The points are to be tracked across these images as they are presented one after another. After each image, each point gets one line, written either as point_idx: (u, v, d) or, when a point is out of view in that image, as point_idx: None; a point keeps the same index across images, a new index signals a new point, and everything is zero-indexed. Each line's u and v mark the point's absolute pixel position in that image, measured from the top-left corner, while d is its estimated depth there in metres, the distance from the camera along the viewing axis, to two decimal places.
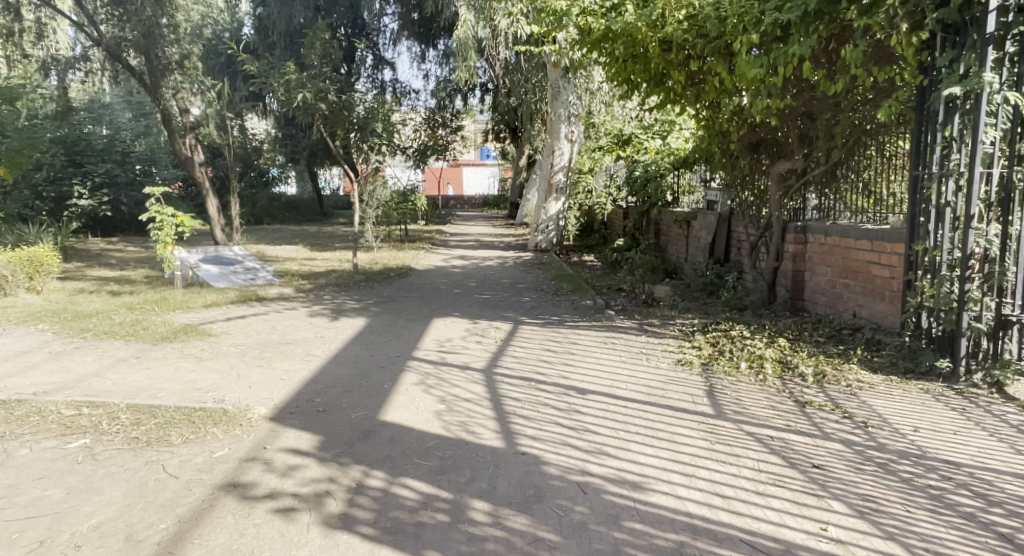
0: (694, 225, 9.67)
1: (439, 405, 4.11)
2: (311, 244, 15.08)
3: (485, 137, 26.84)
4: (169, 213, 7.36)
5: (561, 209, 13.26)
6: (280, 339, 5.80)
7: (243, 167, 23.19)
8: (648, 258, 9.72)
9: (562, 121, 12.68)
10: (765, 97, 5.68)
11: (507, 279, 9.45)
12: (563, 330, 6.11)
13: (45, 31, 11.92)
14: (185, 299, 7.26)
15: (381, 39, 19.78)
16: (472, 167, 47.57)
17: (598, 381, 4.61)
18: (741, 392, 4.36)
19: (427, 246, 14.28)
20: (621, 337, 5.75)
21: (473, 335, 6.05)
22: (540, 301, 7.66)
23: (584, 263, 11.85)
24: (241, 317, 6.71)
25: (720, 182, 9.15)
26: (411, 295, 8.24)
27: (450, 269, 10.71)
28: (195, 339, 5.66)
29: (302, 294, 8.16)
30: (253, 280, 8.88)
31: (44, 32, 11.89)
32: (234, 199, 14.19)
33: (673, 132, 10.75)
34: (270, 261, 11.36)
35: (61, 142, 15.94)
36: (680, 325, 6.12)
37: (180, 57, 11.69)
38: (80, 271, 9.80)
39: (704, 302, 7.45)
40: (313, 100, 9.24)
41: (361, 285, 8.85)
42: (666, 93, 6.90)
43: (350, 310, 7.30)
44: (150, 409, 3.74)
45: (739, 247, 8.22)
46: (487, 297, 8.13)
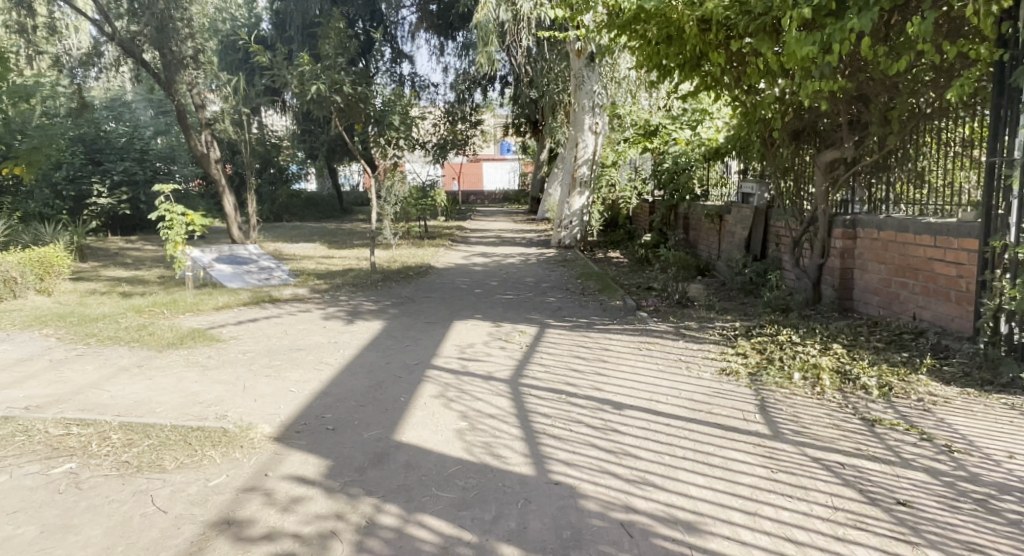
0: (727, 220, 9.15)
1: (461, 423, 3.72)
2: (329, 241, 14.82)
3: (506, 132, 26.42)
4: (179, 211, 7.09)
5: (585, 204, 12.73)
6: (291, 345, 5.45)
7: (262, 164, 23.07)
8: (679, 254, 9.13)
9: (585, 111, 12.07)
10: (816, 80, 5.11)
11: (530, 278, 9.03)
12: (592, 335, 5.67)
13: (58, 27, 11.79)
14: (196, 301, 6.97)
15: (400, 32, 19.45)
16: (492, 162, 47.12)
17: (635, 395, 4.16)
18: (798, 408, 3.88)
19: (446, 243, 13.90)
20: (657, 342, 5.29)
21: (496, 339, 5.65)
22: (567, 301, 7.23)
23: (610, 260, 11.38)
24: (253, 321, 6.39)
25: (756, 173, 8.64)
26: (430, 295, 7.87)
27: (471, 268, 10.32)
28: (202, 345, 5.34)
29: (318, 295, 7.84)
30: (268, 280, 8.60)
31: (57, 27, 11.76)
32: (251, 197, 13.99)
33: (705, 123, 10.15)
34: (286, 260, 11.11)
35: (80, 140, 15.93)
36: (720, 328, 5.63)
37: (194, 52, 11.47)
38: (95, 271, 9.63)
39: (742, 302, 6.93)
40: (327, 92, 8.89)
41: (379, 285, 8.50)
42: (701, 77, 6.40)
43: (367, 312, 6.95)
44: (144, 429, 3.38)
45: (779, 243, 7.67)
46: (510, 297, 7.72)
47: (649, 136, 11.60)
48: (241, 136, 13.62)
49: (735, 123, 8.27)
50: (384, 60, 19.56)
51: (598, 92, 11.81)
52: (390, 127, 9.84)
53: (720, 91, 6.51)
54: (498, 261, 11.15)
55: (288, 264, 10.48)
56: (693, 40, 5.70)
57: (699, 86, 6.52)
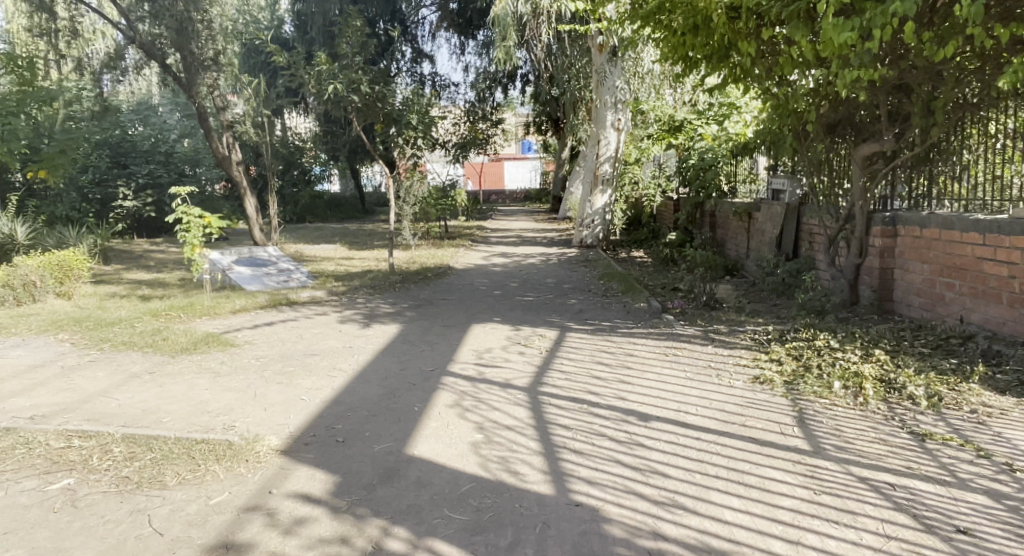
0: (757, 217, 8.80)
1: (477, 435, 3.51)
2: (349, 242, 14.78)
3: (527, 130, 26.23)
4: (196, 213, 7.02)
5: (607, 202, 12.44)
6: (305, 350, 5.32)
7: (285, 165, 23.24)
8: (707, 253, 8.82)
9: (607, 108, 11.79)
10: (855, 68, 4.74)
11: (551, 279, 8.80)
12: (615, 339, 5.42)
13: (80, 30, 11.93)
14: (212, 304, 6.92)
15: (420, 32, 19.38)
16: (514, 161, 46.91)
17: (662, 405, 3.91)
18: (840, 421, 3.59)
19: (466, 243, 13.75)
20: (684, 347, 5.02)
21: (515, 344, 5.44)
22: (588, 303, 6.99)
23: (634, 259, 11.10)
24: (269, 324, 6.29)
25: (787, 169, 8.31)
26: (449, 297, 7.70)
27: (491, 268, 10.13)
28: (215, 350, 5.24)
29: (335, 298, 7.73)
30: (286, 282, 8.54)
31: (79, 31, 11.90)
32: (272, 199, 14.02)
33: (732, 118, 9.67)
34: (306, 262, 11.07)
35: (107, 144, 16.20)
36: (751, 332, 5.33)
37: (215, 54, 11.52)
38: (117, 273, 9.71)
39: (774, 304, 6.60)
40: (344, 92, 8.77)
41: (397, 287, 8.35)
42: (729, 68, 6.10)
43: (384, 314, 6.80)
44: (148, 441, 3.25)
45: (813, 241, 7.31)
46: (530, 299, 7.50)
47: (674, 131, 11.25)
48: (262, 137, 13.64)
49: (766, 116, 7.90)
50: (405, 59, 19.47)
51: (620, 87, 11.50)
52: (408, 126, 9.70)
53: (749, 82, 6.21)
54: (518, 262, 10.94)
55: (308, 266, 10.43)
56: (721, 29, 5.40)
57: (726, 77, 6.23)
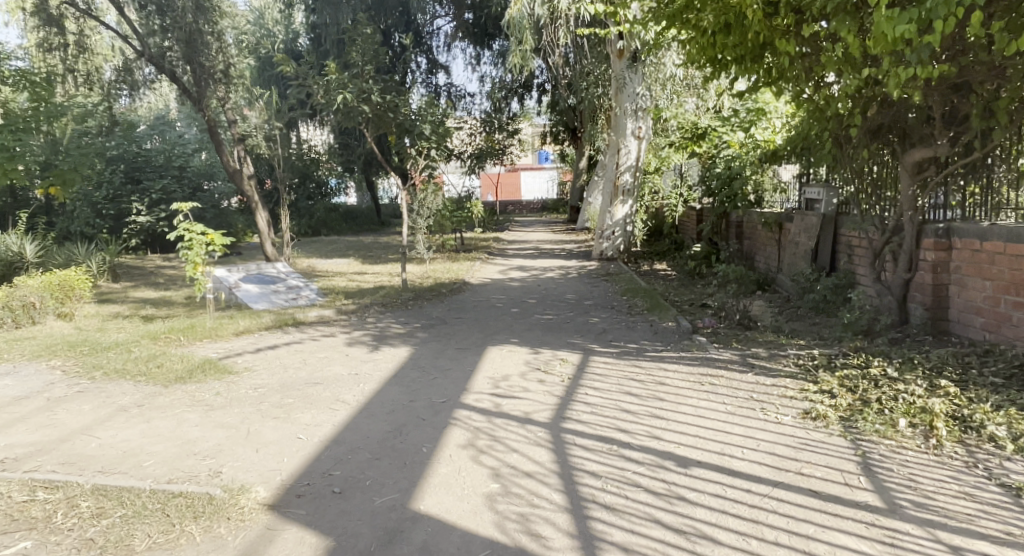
0: (789, 228, 8.29)
1: (492, 486, 3.07)
2: (363, 256, 14.50)
3: (543, 140, 25.95)
4: (199, 231, 6.78)
5: (628, 213, 11.96)
6: (307, 378, 4.93)
7: (300, 178, 23.17)
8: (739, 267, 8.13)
9: (628, 116, 11.29)
10: (911, 65, 4.23)
11: (572, 295, 8.34)
12: (644, 364, 4.95)
13: (87, 44, 11.83)
14: (215, 326, 6.60)
15: (435, 42, 19.19)
16: (531, 171, 46.60)
17: (702, 447, 3.43)
18: (914, 470, 3.08)
19: (482, 256, 13.37)
20: (721, 375, 4.52)
21: (534, 370, 4.99)
22: (612, 322, 6.53)
23: (656, 273, 10.62)
24: (272, 349, 5.93)
25: (821, 177, 7.79)
26: (463, 316, 7.28)
27: (508, 284, 9.71)
28: (212, 379, 4.89)
29: (344, 317, 7.37)
30: (294, 300, 8.24)
31: (86, 44, 11.81)
32: (284, 213, 13.82)
33: (756, 127, 9.47)
34: (318, 278, 10.78)
35: (121, 160, 16.22)
36: (794, 356, 4.80)
37: (225, 66, 11.41)
38: (123, 293, 9.51)
39: (814, 324, 6.07)
40: (353, 101, 8.41)
41: (409, 305, 7.97)
42: (761, 71, 5.65)
43: (393, 336, 6.39)
44: (120, 494, 2.86)
45: (853, 254, 6.78)
46: (550, 317, 7.05)
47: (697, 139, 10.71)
48: (274, 150, 13.45)
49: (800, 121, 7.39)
50: (420, 70, 19.25)
51: (642, 94, 11.01)
52: (421, 136, 9.33)
53: (783, 85, 5.75)
54: (536, 276, 10.50)
55: (318, 282, 10.12)
56: (755, 25, 4.94)
57: (759, 80, 5.77)
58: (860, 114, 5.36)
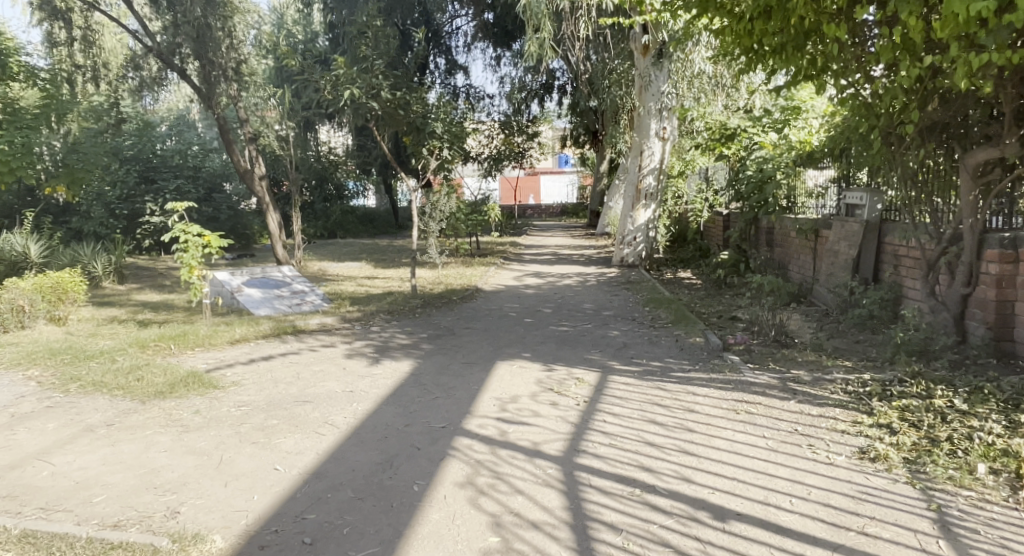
0: (827, 236, 7.67)
1: (489, 539, 2.54)
2: (376, 260, 14.16)
3: (564, 143, 25.48)
4: (195, 232, 6.49)
5: (651, 217, 11.39)
6: (297, 395, 4.50)
7: (317, 180, 23.04)
8: (773, 279, 7.43)
9: (651, 115, 10.79)
10: (982, 49, 3.65)
11: (590, 304, 7.83)
12: (670, 387, 4.40)
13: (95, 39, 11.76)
14: (208, 334, 6.25)
15: (454, 43, 18.85)
16: (551, 175, 46.12)
17: (742, 495, 2.85)
18: (1007, 533, 2.39)
19: (498, 261, 12.93)
20: (756, 402, 3.95)
21: (547, 391, 4.48)
22: (633, 336, 6.00)
23: (680, 281, 10.06)
24: (265, 360, 5.54)
25: (863, 180, 7.19)
26: (473, 326, 6.79)
27: (523, 291, 9.22)
28: (193, 395, 4.50)
29: (347, 325, 6.96)
30: (297, 306, 7.92)
31: (94, 40, 11.74)
32: (296, 214, 13.57)
33: (788, 129, 8.97)
34: (327, 282, 10.42)
35: (135, 160, 16.26)
36: (841, 382, 4.19)
37: (237, 63, 11.29)
38: (126, 296, 9.29)
39: (858, 342, 5.46)
40: (360, 96, 7.99)
41: (416, 313, 7.53)
42: (802, 63, 5.11)
43: (397, 348, 5.94)
44: (51, 544, 2.43)
45: (901, 264, 6.16)
46: (566, 329, 6.54)
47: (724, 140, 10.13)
48: (286, 150, 13.24)
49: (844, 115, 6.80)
50: (438, 71, 18.95)
51: (667, 93, 10.52)
52: (432, 135, 8.88)
53: (824, 77, 5.23)
54: (552, 283, 10.02)
55: (325, 287, 9.78)
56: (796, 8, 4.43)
57: (799, 73, 5.25)
58: (920, 108, 4.73)
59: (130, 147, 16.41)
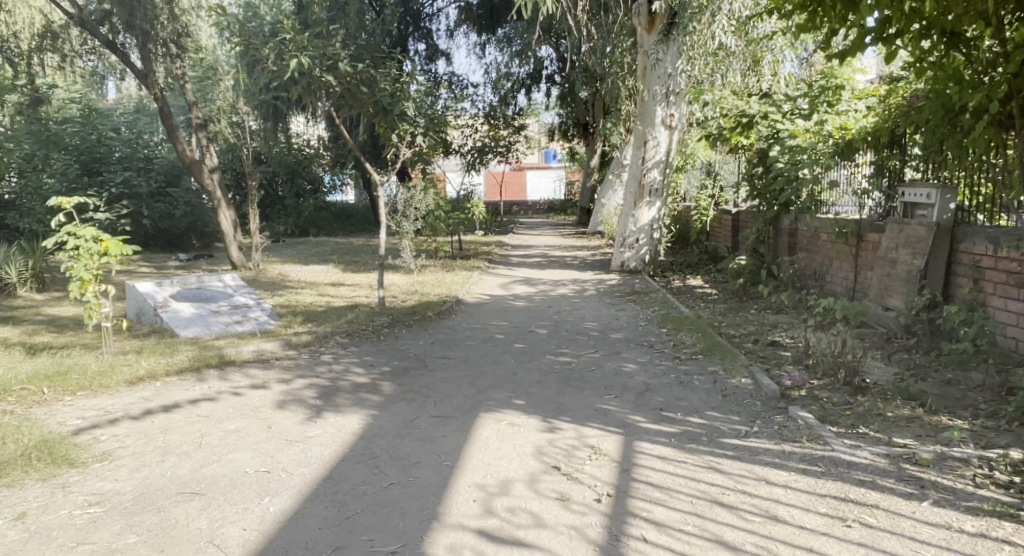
0: (875, 241, 6.45)
1: None
2: (346, 262, 12.71)
3: (552, 137, 24.10)
4: (89, 236, 5.05)
5: (655, 216, 10.01)
6: (185, 482, 3.08)
7: (288, 174, 21.47)
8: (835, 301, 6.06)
9: (656, 100, 9.44)
10: None
11: (593, 324, 6.46)
12: (728, 468, 3.03)
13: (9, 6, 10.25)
14: (102, 370, 4.81)
15: (435, 25, 17.41)
16: (538, 170, 44.70)
17: None
18: None
19: (483, 264, 11.59)
20: (870, 503, 2.59)
21: (551, 474, 3.09)
22: (656, 373, 4.65)
23: (692, 290, 8.80)
24: (166, 413, 4.12)
25: (920, 175, 5.96)
26: (450, 356, 5.40)
27: (510, 304, 7.86)
28: (31, 479, 3.07)
29: (290, 354, 5.54)
30: (236, 325, 6.58)
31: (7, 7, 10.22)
32: (254, 212, 12.10)
33: (813, 117, 7.83)
34: (282, 291, 8.99)
35: (78, 150, 14.68)
36: (984, 464, 2.84)
37: (174, 35, 9.85)
38: (36, 309, 7.80)
39: (951, 384, 4.14)
40: (311, 67, 6.44)
41: (381, 335, 6.13)
42: (893, 7, 3.93)
43: (348, 392, 4.53)
44: None
45: (984, 277, 4.89)
46: (568, 360, 5.17)
47: (742, 129, 8.88)
48: (242, 139, 11.74)
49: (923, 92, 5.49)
50: (418, 56, 17.43)
51: (676, 74, 9.21)
52: (403, 119, 7.33)
53: (914, 26, 4.03)
54: (545, 293, 8.68)
55: (279, 298, 8.34)
56: None
57: (866, 30, 4.25)
58: None
59: (73, 135, 14.77)
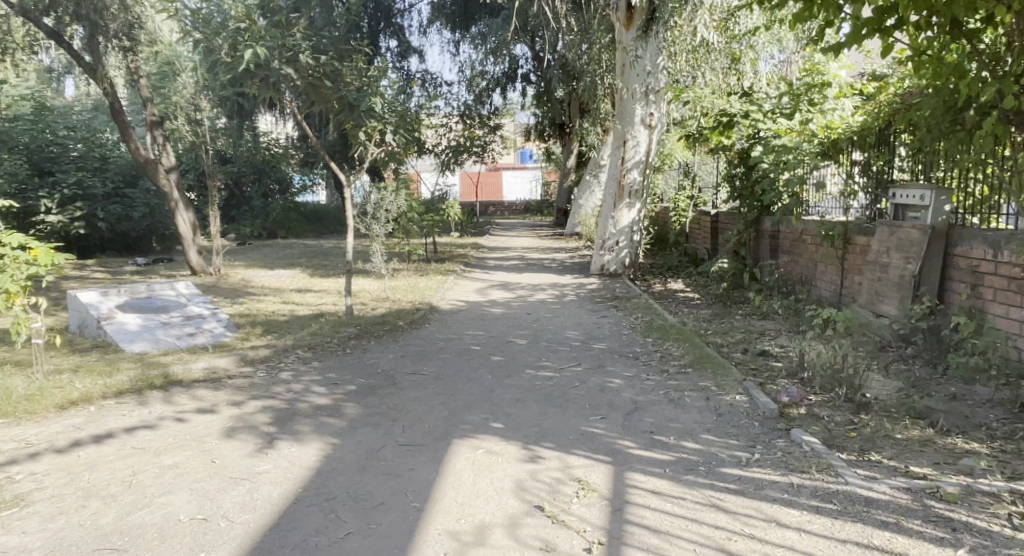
0: (863, 244, 6.23)
1: None
2: (315, 266, 12.18)
3: (528, 137, 23.76)
4: (15, 243, 4.52)
5: (635, 219, 9.69)
6: (104, 535, 2.61)
7: (256, 175, 20.95)
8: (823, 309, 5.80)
9: (635, 99, 9.12)
10: None
11: (574, 333, 6.09)
12: (733, 506, 2.68)
13: None
14: (28, 394, 4.29)
15: (407, 21, 16.91)
16: (514, 170, 44.36)
17: None
18: None
19: (458, 268, 11.18)
20: (898, 550, 2.24)
21: (533, 516, 2.70)
22: (644, 390, 4.31)
23: (674, 295, 8.52)
24: (96, 445, 3.63)
25: (910, 177, 5.76)
26: (421, 372, 4.98)
27: (487, 310, 7.46)
28: None
29: (246, 371, 5.07)
30: (188, 339, 6.07)
31: None
32: (215, 214, 11.49)
33: (796, 116, 7.58)
34: (244, 299, 8.46)
35: (27, 149, 13.87)
36: (1016, 498, 2.55)
37: (126, 26, 9.22)
38: None
39: (956, 399, 3.89)
40: (269, 58, 5.96)
41: (347, 348, 5.69)
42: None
43: (307, 416, 4.08)
44: None
45: (983, 283, 4.67)
46: (549, 375, 4.80)
47: (723, 129, 8.62)
48: (202, 137, 11.11)
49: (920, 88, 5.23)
50: (389, 53, 16.93)
51: (656, 71, 8.93)
52: (371, 115, 6.87)
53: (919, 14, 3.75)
54: (523, 298, 8.31)
55: (240, 307, 7.82)
56: None
57: (862, 21, 3.96)
58: None
59: (21, 133, 13.95)
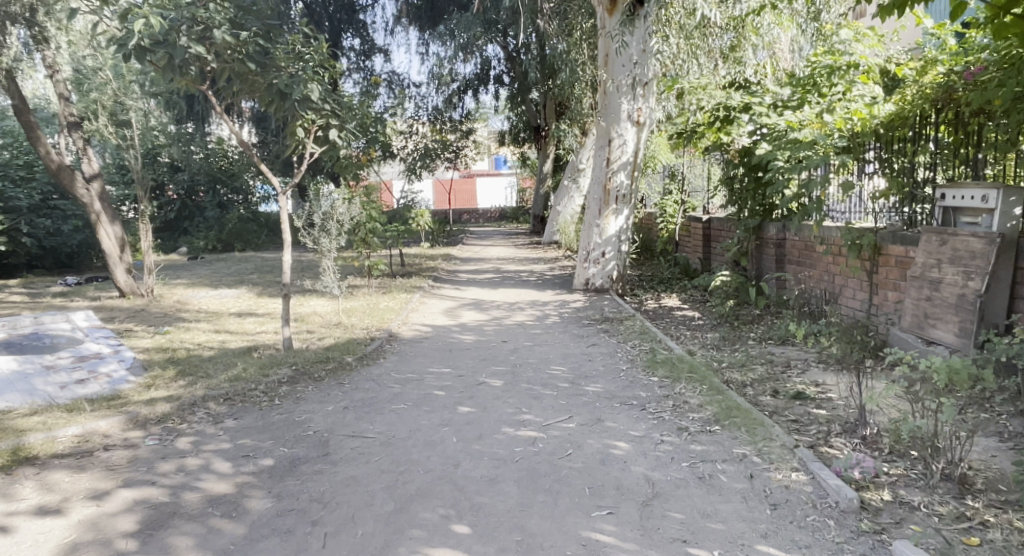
0: (900, 255, 5.24)
1: None
2: (266, 284, 10.87)
3: (502, 142, 22.67)
4: None
5: (623, 226, 8.62)
6: None
7: (209, 183, 19.50)
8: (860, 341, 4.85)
9: (619, 92, 8.08)
10: None
11: (561, 370, 4.96)
12: None
13: None
14: None
15: (371, 18, 15.66)
16: (487, 177, 43.22)
17: None
18: None
19: (426, 283, 10.00)
20: None
21: None
22: (662, 461, 3.20)
23: (671, 314, 7.46)
24: None
25: (960, 177, 4.79)
26: (365, 434, 3.79)
27: (455, 339, 6.30)
28: None
29: (131, 438, 3.82)
30: (78, 385, 4.78)
31: None
32: (147, 228, 10.11)
33: (804, 108, 6.65)
34: (168, 328, 7.16)
35: None
36: None
37: (26, 9, 7.85)
38: None
39: None
40: (171, 33, 4.71)
41: (274, 399, 4.46)
42: None
43: (190, 518, 2.86)
44: None
45: None
46: (532, 437, 3.65)
47: (721, 124, 7.64)
48: (128, 140, 9.76)
49: (988, 62, 4.34)
50: (351, 52, 15.73)
51: (643, 61, 7.92)
52: (310, 106, 5.65)
53: None
54: (498, 321, 7.16)
55: (160, 339, 6.54)
56: None
57: None
58: None
59: None
